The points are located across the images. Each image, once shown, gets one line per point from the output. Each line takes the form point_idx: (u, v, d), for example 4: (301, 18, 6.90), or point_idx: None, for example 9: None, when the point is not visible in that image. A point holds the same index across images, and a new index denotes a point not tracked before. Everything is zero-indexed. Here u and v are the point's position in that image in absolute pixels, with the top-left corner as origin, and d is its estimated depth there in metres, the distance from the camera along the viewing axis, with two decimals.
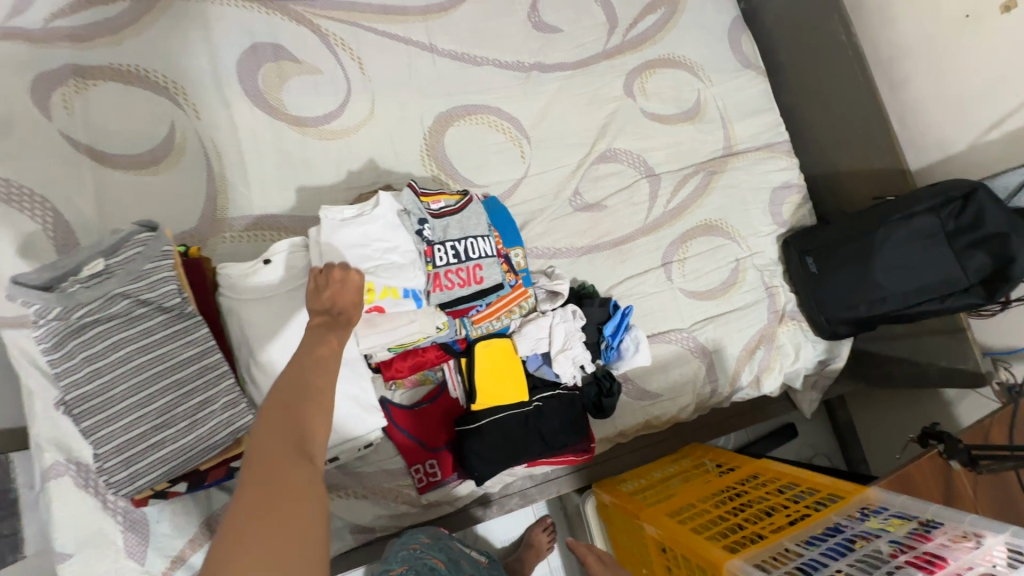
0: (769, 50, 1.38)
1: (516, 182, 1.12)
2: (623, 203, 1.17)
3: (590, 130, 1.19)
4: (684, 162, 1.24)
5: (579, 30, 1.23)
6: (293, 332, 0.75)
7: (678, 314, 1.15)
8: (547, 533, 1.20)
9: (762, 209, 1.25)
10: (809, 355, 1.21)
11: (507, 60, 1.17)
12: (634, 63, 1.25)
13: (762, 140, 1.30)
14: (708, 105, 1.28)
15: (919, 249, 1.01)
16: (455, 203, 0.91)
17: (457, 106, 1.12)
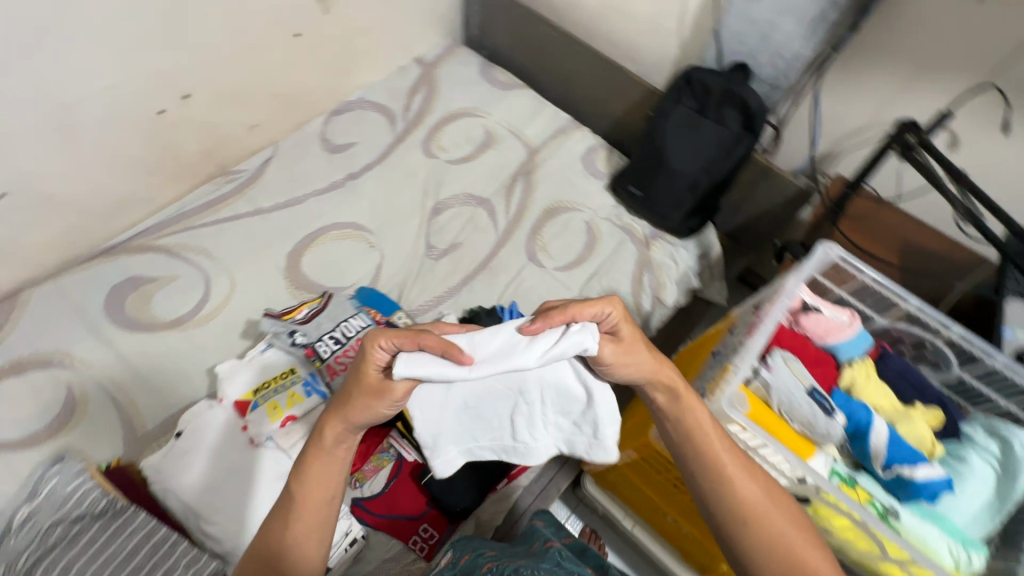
0: (520, 70, 1.67)
1: (378, 267, 1.27)
2: (471, 234, 1.34)
3: (416, 197, 1.39)
4: (502, 179, 1.44)
5: (367, 137, 1.47)
6: (227, 479, 0.82)
7: (564, 287, 1.28)
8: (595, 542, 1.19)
9: (581, 175, 1.45)
10: (686, 257, 1.35)
11: (324, 186, 1.38)
12: (423, 136, 1.49)
13: (552, 130, 1.53)
14: (497, 131, 1.52)
15: (690, 132, 1.21)
16: (317, 304, 1.01)
17: (300, 240, 1.29)
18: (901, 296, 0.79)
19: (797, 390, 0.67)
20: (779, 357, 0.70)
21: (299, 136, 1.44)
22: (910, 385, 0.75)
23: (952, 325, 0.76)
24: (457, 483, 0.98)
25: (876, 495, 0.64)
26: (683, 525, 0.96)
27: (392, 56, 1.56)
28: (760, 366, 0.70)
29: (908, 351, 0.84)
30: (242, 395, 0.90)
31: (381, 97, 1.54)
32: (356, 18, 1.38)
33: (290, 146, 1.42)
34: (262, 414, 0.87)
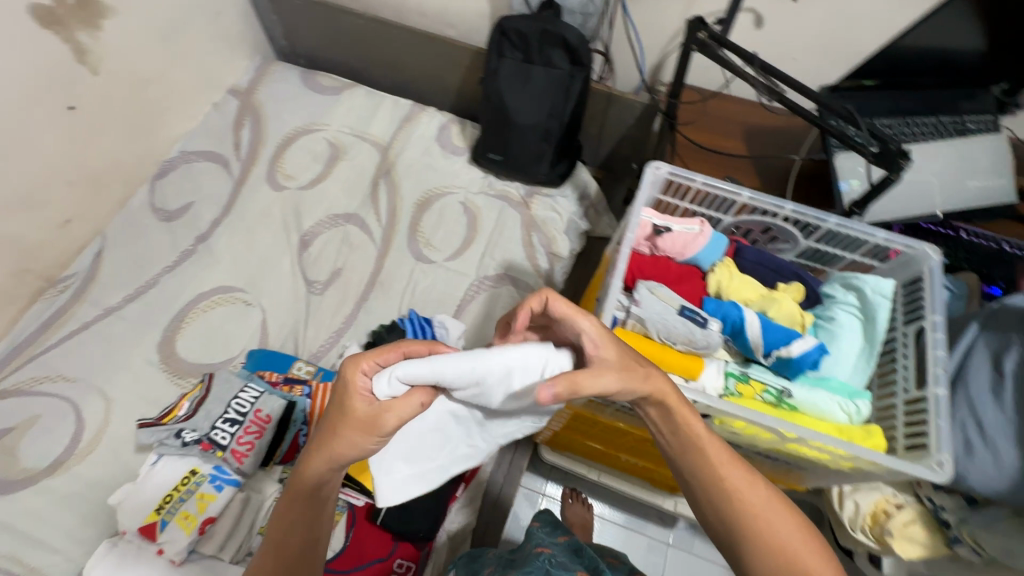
0: (345, 68, 1.56)
1: (263, 323, 1.18)
2: (350, 254, 1.27)
3: (279, 237, 1.29)
4: (363, 187, 1.36)
5: (204, 190, 1.33)
6: None
7: (461, 275, 1.25)
8: (577, 500, 1.22)
9: (442, 158, 1.40)
10: (566, 205, 1.35)
11: (175, 259, 1.25)
12: (265, 169, 1.37)
13: (397, 120, 1.46)
14: (342, 139, 1.42)
15: (525, 83, 1.18)
16: (200, 392, 0.92)
17: (167, 326, 1.17)
18: (731, 192, 0.65)
19: (668, 313, 0.62)
20: (644, 289, 0.64)
21: (126, 215, 1.28)
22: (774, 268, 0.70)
23: (785, 204, 0.64)
24: (415, 509, 0.95)
25: (769, 382, 0.62)
26: (642, 461, 0.97)
27: (200, 96, 1.41)
28: (628, 304, 0.64)
29: (760, 238, 0.72)
30: (145, 518, 0.81)
31: (205, 143, 1.40)
32: (140, 68, 1.22)
33: (119, 229, 1.26)
34: (175, 531, 0.81)
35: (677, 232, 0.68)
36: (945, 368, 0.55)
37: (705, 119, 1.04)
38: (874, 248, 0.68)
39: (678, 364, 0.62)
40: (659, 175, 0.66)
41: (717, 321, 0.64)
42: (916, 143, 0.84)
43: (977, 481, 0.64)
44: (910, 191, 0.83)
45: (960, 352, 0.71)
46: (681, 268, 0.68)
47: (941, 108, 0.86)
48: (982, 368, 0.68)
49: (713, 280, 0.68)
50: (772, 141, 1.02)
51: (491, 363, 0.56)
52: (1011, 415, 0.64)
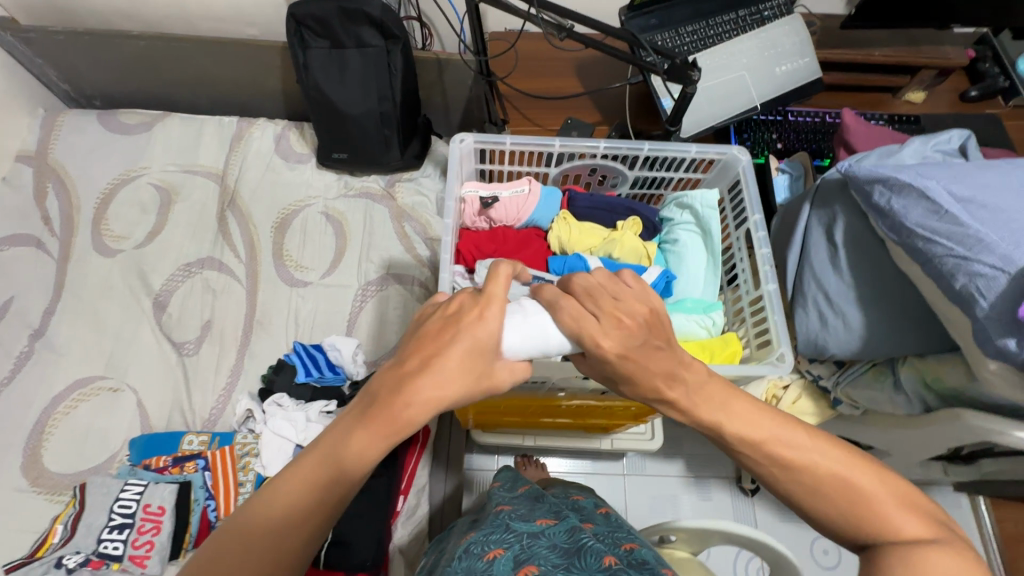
0: (150, 99, 1.37)
1: (139, 404, 1.06)
2: (217, 301, 1.16)
3: (129, 305, 1.15)
4: (211, 224, 1.23)
5: (22, 280, 1.15)
6: None
7: (342, 289, 1.17)
8: (530, 464, 1.21)
9: (287, 170, 1.29)
10: (432, 182, 1.29)
11: (11, 368, 1.08)
12: (90, 237, 1.20)
13: (226, 142, 1.31)
14: (170, 179, 1.27)
15: (341, 69, 1.09)
16: (73, 510, 0.83)
17: (26, 441, 1.02)
18: (545, 145, 0.65)
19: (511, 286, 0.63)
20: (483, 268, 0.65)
21: None
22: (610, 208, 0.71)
23: (595, 144, 0.64)
24: (357, 537, 0.92)
25: None
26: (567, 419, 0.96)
27: None
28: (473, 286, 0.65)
29: (592, 182, 0.74)
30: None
31: (7, 227, 1.20)
32: None
33: None
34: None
35: (505, 200, 0.68)
36: (771, 264, 0.59)
37: (531, 65, 1.01)
38: (690, 161, 0.70)
39: None
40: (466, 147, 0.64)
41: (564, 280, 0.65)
42: (721, 43, 0.86)
43: (835, 347, 0.68)
44: (726, 94, 0.85)
45: (798, 235, 0.74)
46: (519, 235, 0.69)
47: (737, 2, 0.87)
48: (819, 245, 0.72)
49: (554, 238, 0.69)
50: (601, 71, 1.01)
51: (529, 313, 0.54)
52: (850, 281, 0.68)
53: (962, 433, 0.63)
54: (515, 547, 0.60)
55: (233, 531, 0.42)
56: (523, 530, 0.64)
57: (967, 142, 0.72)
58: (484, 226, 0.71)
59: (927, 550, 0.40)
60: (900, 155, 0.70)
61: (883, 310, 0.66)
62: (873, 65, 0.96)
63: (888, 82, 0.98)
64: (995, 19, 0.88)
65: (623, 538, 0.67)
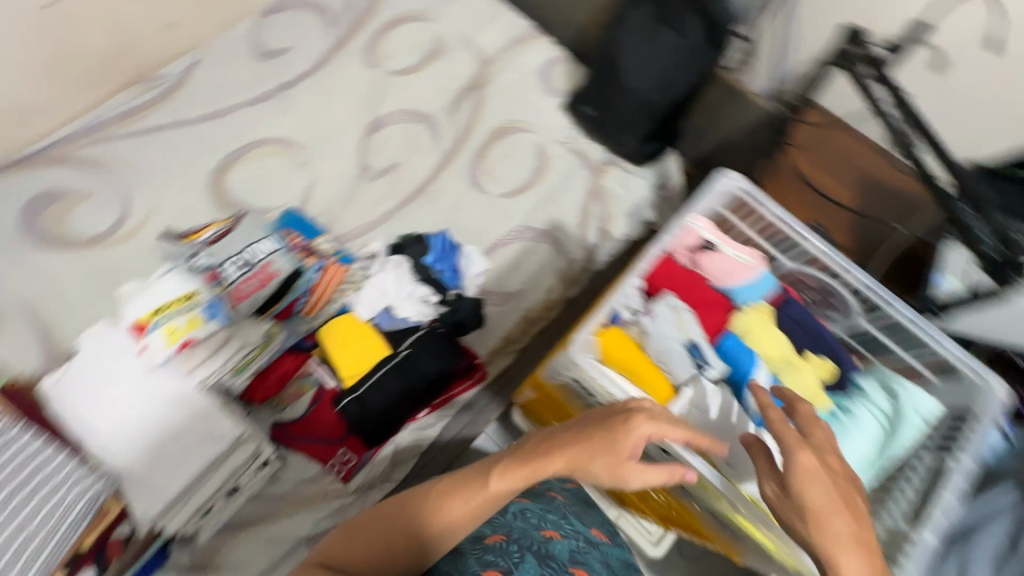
0: None
1: (309, 187, 1.20)
2: (411, 154, 1.24)
3: (354, 111, 1.27)
4: (451, 92, 1.31)
5: (301, 39, 1.32)
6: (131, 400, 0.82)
7: (506, 215, 1.20)
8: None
9: (537, 93, 1.33)
10: (641, 186, 1.26)
11: (254, 97, 1.27)
12: (364, 40, 1.34)
13: (509, 37, 1.38)
14: (447, 35, 1.36)
15: (647, 40, 1.05)
16: (224, 227, 0.96)
17: (226, 155, 1.21)
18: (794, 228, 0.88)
19: (672, 338, 0.87)
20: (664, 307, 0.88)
21: (225, 38, 1.30)
22: (806, 334, 0.92)
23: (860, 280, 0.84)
24: (375, 411, 0.98)
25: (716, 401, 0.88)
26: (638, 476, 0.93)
27: None
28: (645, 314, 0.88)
29: (818, 298, 0.95)
30: (138, 317, 0.86)
31: None
32: None
33: (215, 49, 1.29)
34: (159, 337, 0.85)
35: (719, 255, 0.90)
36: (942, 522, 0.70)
37: None
38: (926, 351, 0.84)
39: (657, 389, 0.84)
40: (722, 188, 0.87)
41: (726, 364, 0.89)
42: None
43: None
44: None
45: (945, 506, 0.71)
46: (711, 296, 0.92)
47: None
48: None
49: (740, 324, 0.91)
50: None
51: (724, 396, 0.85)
52: None
53: None
54: (571, 543, 0.76)
55: (425, 496, 0.66)
56: (581, 533, 0.79)
57: None
58: (687, 261, 0.92)
59: None
60: None
61: None
62: None
63: None
64: None
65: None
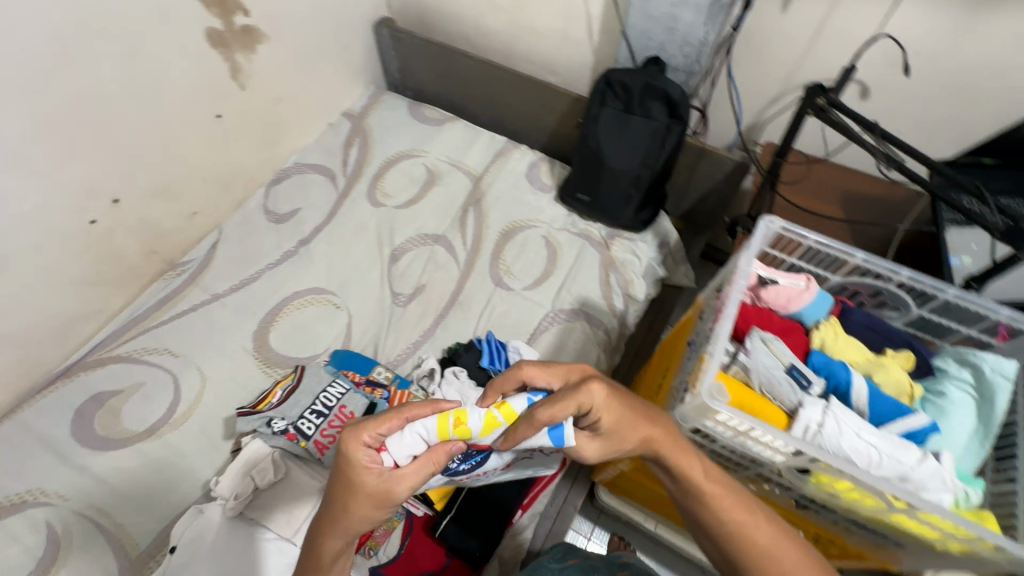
0: (447, 102, 1.69)
1: (348, 326, 1.25)
2: (434, 273, 1.34)
3: (373, 248, 1.38)
4: (454, 211, 1.45)
5: (311, 199, 1.46)
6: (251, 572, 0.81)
7: (536, 305, 1.28)
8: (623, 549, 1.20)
9: (529, 192, 1.47)
10: (646, 250, 1.38)
11: (277, 258, 1.36)
12: (367, 186, 1.49)
13: (492, 153, 1.55)
14: (438, 166, 1.53)
15: (620, 131, 1.24)
16: (291, 381, 1.00)
17: (265, 316, 1.27)
18: (845, 252, 0.64)
19: (774, 366, 0.60)
20: None
21: (242, 213, 1.42)
22: (881, 335, 0.66)
23: (901, 270, 0.62)
24: (472, 525, 0.98)
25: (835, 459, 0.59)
26: None
27: (320, 117, 1.58)
28: (738, 350, 0.63)
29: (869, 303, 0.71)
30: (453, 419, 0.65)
31: (318, 158, 1.54)
32: (278, 89, 1.40)
33: (235, 224, 1.40)
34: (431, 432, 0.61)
35: (779, 284, 0.67)
36: None
37: (824, 176, 1.06)
38: (992, 332, 0.64)
39: (770, 414, 0.59)
40: (769, 231, 0.67)
41: (822, 380, 0.61)
42: None
43: None
44: None
45: None
46: (781, 326, 0.66)
47: None
48: None
49: (818, 339, 0.65)
50: (859, 215, 1.01)
51: (854, 436, 0.56)
52: None
53: None
54: None
55: None
56: None
57: None
58: (749, 300, 0.69)
59: None
60: None
61: None
62: None
63: None
64: None
65: None
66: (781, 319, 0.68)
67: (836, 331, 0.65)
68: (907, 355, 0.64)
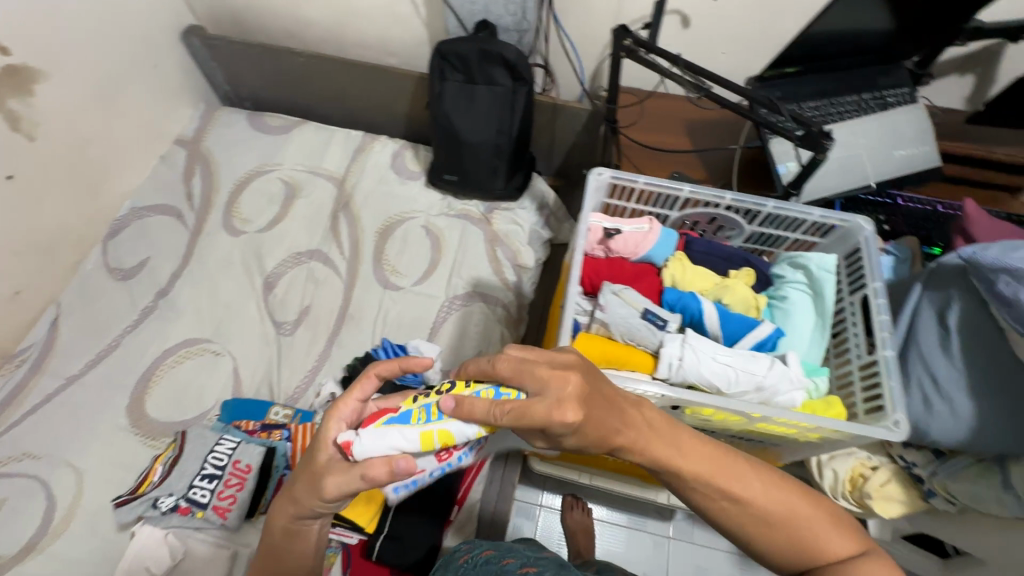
0: (291, 105, 1.56)
1: (234, 371, 1.16)
2: (317, 291, 1.26)
3: (243, 280, 1.27)
4: (323, 221, 1.36)
5: (159, 244, 1.31)
6: None
7: (430, 298, 1.25)
8: (577, 506, 1.25)
9: (398, 184, 1.41)
10: (527, 216, 1.37)
11: (135, 319, 1.21)
12: (221, 216, 1.35)
13: (350, 151, 1.46)
14: (296, 176, 1.42)
15: (469, 103, 1.20)
16: (173, 453, 0.91)
17: (135, 385, 1.14)
18: (672, 189, 0.67)
19: (629, 315, 0.62)
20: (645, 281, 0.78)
21: (79, 278, 1.25)
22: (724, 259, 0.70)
23: (724, 195, 0.65)
24: (408, 537, 0.95)
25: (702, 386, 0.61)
26: None
27: (145, 151, 1.40)
28: (594, 308, 0.64)
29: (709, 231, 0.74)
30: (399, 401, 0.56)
31: (156, 197, 1.38)
32: (77, 130, 1.21)
33: (74, 292, 1.23)
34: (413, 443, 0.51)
35: (624, 233, 0.68)
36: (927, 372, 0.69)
37: (665, 110, 1.09)
38: (810, 231, 0.70)
39: (635, 360, 0.61)
40: (603, 183, 0.68)
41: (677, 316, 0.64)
42: (850, 119, 0.88)
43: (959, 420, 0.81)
44: (879, 149, 0.87)
45: (907, 311, 0.74)
46: (634, 273, 0.68)
47: (862, 84, 0.91)
48: (928, 325, 0.72)
49: (668, 277, 0.68)
50: (702, 142, 1.05)
51: (712, 361, 0.59)
52: (962, 368, 0.68)
53: None
54: None
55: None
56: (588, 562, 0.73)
57: None
58: (600, 255, 0.71)
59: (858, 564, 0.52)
60: None
61: (1001, 406, 0.65)
62: (994, 163, 0.96)
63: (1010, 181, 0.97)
64: None
65: None
66: (633, 266, 0.69)
67: (683, 265, 0.67)
68: (747, 271, 0.68)
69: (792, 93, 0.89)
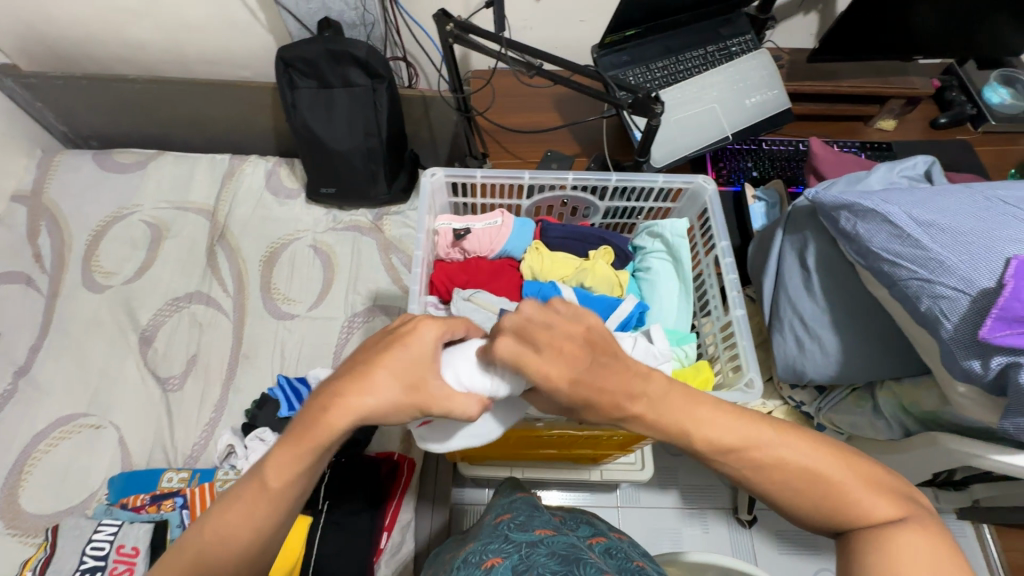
0: (143, 137, 1.42)
1: (121, 442, 1.05)
2: (204, 336, 1.16)
3: (116, 341, 1.15)
4: (200, 259, 1.25)
5: (10, 318, 1.16)
6: None
7: (329, 321, 1.18)
8: None
9: (277, 205, 1.31)
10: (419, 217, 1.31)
11: None
12: (79, 274, 1.21)
13: (218, 177, 1.34)
14: (160, 215, 1.30)
15: (329, 110, 1.13)
16: (43, 554, 0.84)
17: (4, 482, 1.01)
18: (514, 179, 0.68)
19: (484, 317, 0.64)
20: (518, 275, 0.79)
21: None
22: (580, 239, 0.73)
23: (566, 176, 0.68)
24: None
25: None
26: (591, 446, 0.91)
27: None
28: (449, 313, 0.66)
29: (566, 212, 0.77)
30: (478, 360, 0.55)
31: None
32: None
33: None
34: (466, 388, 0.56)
35: (476, 232, 0.70)
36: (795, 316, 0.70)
37: (530, 87, 1.05)
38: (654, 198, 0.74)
39: None
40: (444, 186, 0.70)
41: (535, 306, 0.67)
42: (696, 76, 0.89)
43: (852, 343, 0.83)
44: (731, 100, 0.88)
45: (772, 259, 0.75)
46: (491, 269, 0.71)
47: (706, 38, 0.91)
48: (793, 270, 0.73)
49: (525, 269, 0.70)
50: (570, 116, 1.03)
51: None
52: (824, 305, 0.69)
53: (940, 458, 0.64)
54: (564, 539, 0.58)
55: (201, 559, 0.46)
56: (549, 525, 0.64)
57: (932, 168, 0.74)
58: (458, 257, 0.73)
59: (895, 530, 0.43)
60: (912, 161, 0.75)
61: (858, 334, 0.67)
62: (843, 95, 1.00)
63: (860, 111, 1.02)
64: (954, 44, 0.95)
65: (634, 556, 0.62)
66: (492, 263, 0.73)
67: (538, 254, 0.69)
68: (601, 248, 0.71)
69: (636, 58, 0.88)
